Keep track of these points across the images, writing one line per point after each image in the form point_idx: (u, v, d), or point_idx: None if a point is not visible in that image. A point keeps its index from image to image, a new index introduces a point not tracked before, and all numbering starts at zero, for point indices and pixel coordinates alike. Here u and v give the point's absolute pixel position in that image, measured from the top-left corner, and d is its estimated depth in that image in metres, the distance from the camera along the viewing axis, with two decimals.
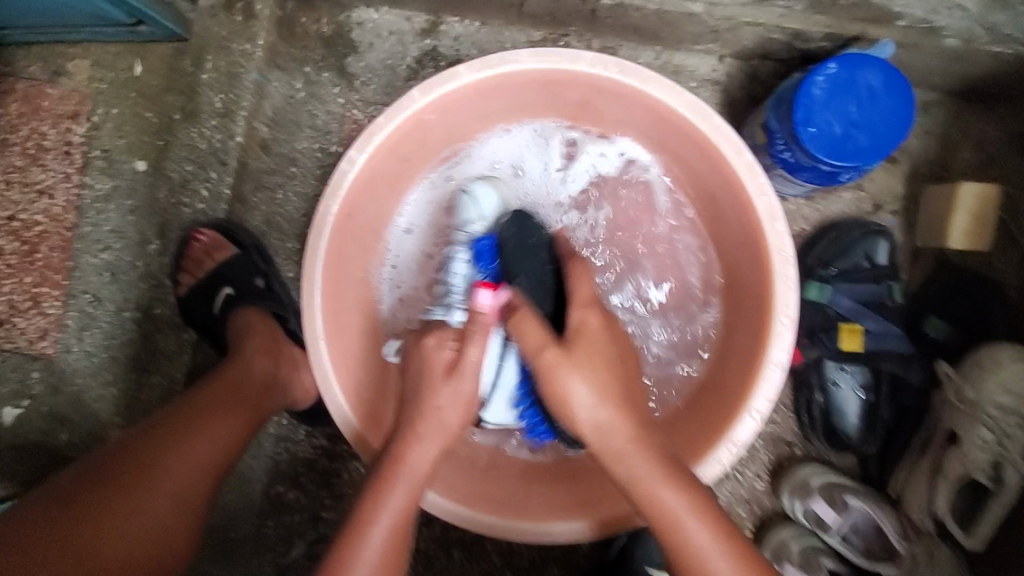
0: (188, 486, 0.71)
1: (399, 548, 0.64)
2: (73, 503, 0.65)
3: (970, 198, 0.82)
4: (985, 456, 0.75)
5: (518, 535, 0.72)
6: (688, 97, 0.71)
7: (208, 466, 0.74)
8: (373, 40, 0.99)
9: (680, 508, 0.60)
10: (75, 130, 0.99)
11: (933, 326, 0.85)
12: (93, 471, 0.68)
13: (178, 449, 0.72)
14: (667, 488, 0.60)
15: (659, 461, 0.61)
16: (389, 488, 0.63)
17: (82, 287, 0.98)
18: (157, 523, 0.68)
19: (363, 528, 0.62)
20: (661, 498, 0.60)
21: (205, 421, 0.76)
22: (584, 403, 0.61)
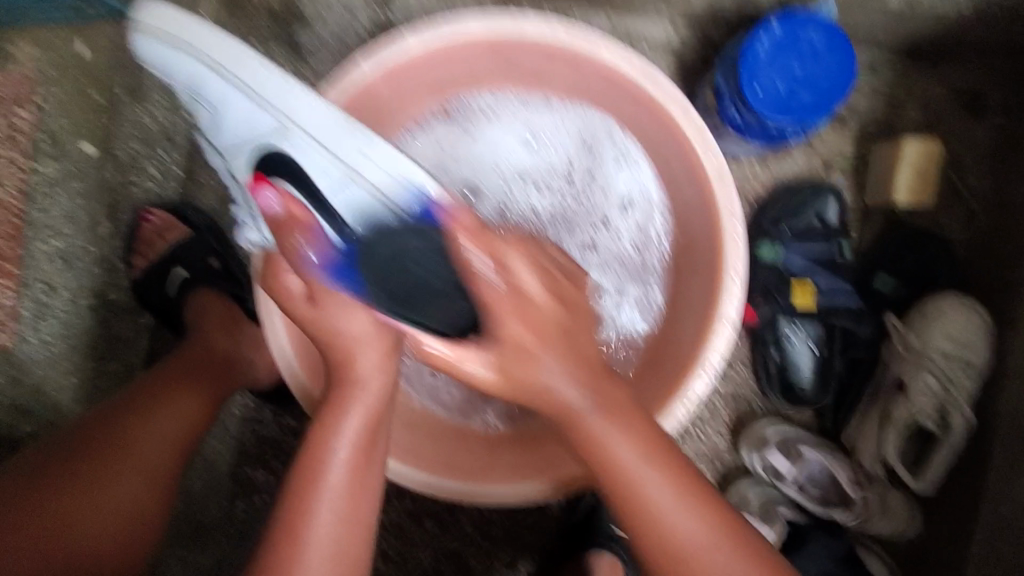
0: (155, 462, 0.72)
1: (365, 506, 0.58)
2: (51, 475, 0.66)
3: (913, 155, 0.84)
4: (932, 403, 0.79)
5: (481, 497, 0.73)
6: (637, 59, 0.70)
7: (177, 440, 0.75)
8: (321, 11, 0.97)
9: (643, 475, 0.55)
10: (17, 113, 0.91)
11: (881, 281, 0.87)
12: (66, 446, 0.69)
13: (145, 427, 0.73)
14: (619, 436, 0.55)
15: (671, 477, 0.56)
16: (341, 411, 0.59)
17: (34, 275, 0.93)
18: (133, 496, 0.69)
19: (309, 503, 0.56)
20: (639, 478, 0.55)
21: (169, 397, 0.77)
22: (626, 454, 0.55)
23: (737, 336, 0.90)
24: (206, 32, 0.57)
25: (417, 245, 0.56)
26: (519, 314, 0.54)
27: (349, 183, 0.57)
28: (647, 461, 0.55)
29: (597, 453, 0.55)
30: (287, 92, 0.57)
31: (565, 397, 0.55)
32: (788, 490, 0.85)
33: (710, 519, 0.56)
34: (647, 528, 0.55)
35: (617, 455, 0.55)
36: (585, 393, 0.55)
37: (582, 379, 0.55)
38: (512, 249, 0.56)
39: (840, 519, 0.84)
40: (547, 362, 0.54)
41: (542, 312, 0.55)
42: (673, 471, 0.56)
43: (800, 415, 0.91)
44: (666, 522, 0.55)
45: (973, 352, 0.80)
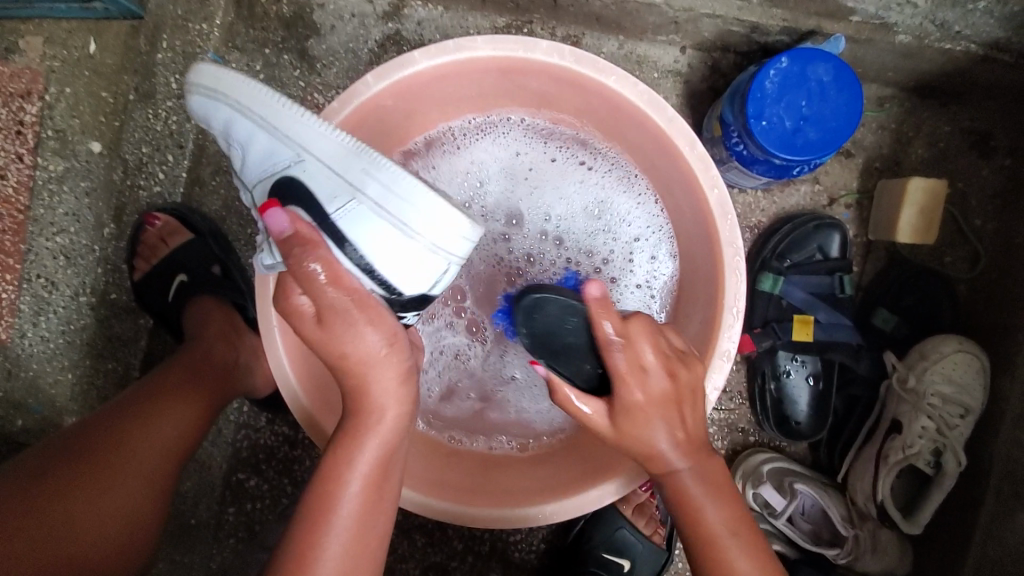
0: (152, 466, 0.72)
1: (372, 531, 0.60)
2: (50, 475, 0.65)
3: (917, 194, 0.83)
4: (927, 445, 0.79)
5: (472, 522, 0.72)
6: (642, 88, 0.71)
7: (174, 446, 0.74)
8: (335, 23, 0.97)
9: (697, 488, 0.59)
10: (27, 108, 0.95)
11: (881, 317, 0.87)
12: (65, 447, 0.68)
13: (143, 431, 0.72)
14: (687, 472, 0.59)
15: (726, 504, 0.60)
16: (357, 440, 0.59)
17: (35, 270, 0.95)
18: (127, 498, 0.69)
19: (322, 525, 0.57)
20: (706, 515, 0.59)
21: (168, 400, 0.77)
22: (662, 443, 0.58)
23: (734, 365, 0.90)
24: (254, 88, 0.56)
25: (558, 319, 0.60)
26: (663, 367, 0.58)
27: (375, 223, 0.54)
28: (698, 482, 0.60)
29: (687, 497, 0.59)
30: (315, 130, 0.56)
31: (648, 411, 0.57)
32: (780, 525, 0.84)
33: (751, 536, 0.60)
34: (689, 524, 0.60)
35: (656, 443, 0.58)
36: (686, 457, 0.59)
37: (664, 411, 0.58)
38: (603, 312, 0.57)
39: (831, 557, 0.83)
40: (656, 423, 0.58)
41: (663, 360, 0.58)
42: (733, 510, 0.60)
43: (794, 446, 0.91)
44: (702, 519, 0.59)
45: (970, 396, 0.79)
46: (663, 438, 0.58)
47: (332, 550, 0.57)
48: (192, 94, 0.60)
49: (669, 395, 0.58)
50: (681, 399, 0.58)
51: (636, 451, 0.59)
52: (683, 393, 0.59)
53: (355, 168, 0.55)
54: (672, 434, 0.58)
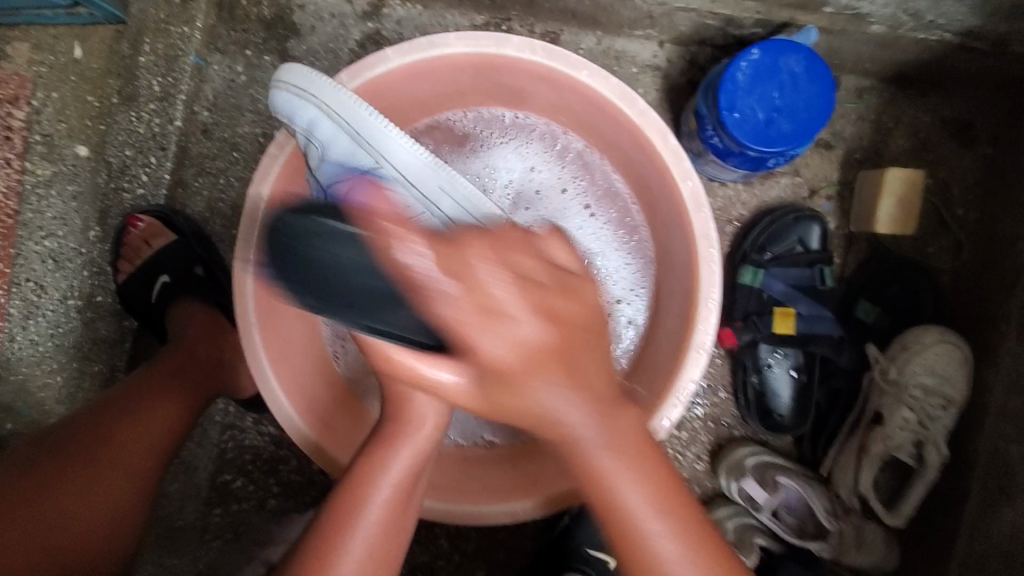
0: (138, 460, 0.73)
1: (396, 531, 0.58)
2: (37, 471, 0.66)
3: (897, 183, 0.83)
4: (908, 436, 0.79)
5: (479, 519, 0.72)
6: (613, 81, 0.71)
7: (159, 441, 0.76)
8: (314, 23, 0.98)
9: (632, 494, 0.53)
10: (14, 114, 0.95)
11: (863, 309, 0.87)
12: (52, 443, 0.69)
13: (128, 427, 0.73)
14: (628, 476, 0.53)
15: (650, 482, 0.53)
16: (394, 444, 0.58)
17: (25, 274, 0.96)
18: (110, 495, 0.69)
19: (347, 528, 0.55)
20: (630, 517, 0.53)
21: (152, 399, 0.77)
22: (557, 408, 0.49)
23: (717, 360, 0.89)
24: (341, 92, 0.57)
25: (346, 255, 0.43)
26: (527, 301, 0.45)
27: (399, 205, 0.57)
28: (622, 474, 0.53)
29: (591, 471, 0.52)
30: (422, 163, 0.58)
31: (513, 385, 0.48)
32: (763, 519, 0.84)
33: (685, 531, 0.54)
34: (618, 528, 0.53)
35: (621, 489, 0.53)
36: (585, 411, 0.50)
37: (560, 370, 0.48)
38: (517, 248, 0.48)
39: (815, 551, 0.83)
40: (551, 384, 0.48)
41: (534, 309, 0.45)
42: (664, 496, 0.54)
43: (778, 440, 0.90)
44: (629, 516, 0.53)
45: (953, 387, 0.79)
46: (557, 397, 0.49)
47: (356, 560, 0.55)
48: (279, 96, 0.60)
49: (551, 356, 0.47)
50: (593, 375, 0.51)
51: (535, 416, 0.50)
52: (592, 332, 0.50)
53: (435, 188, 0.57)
54: (573, 396, 0.49)
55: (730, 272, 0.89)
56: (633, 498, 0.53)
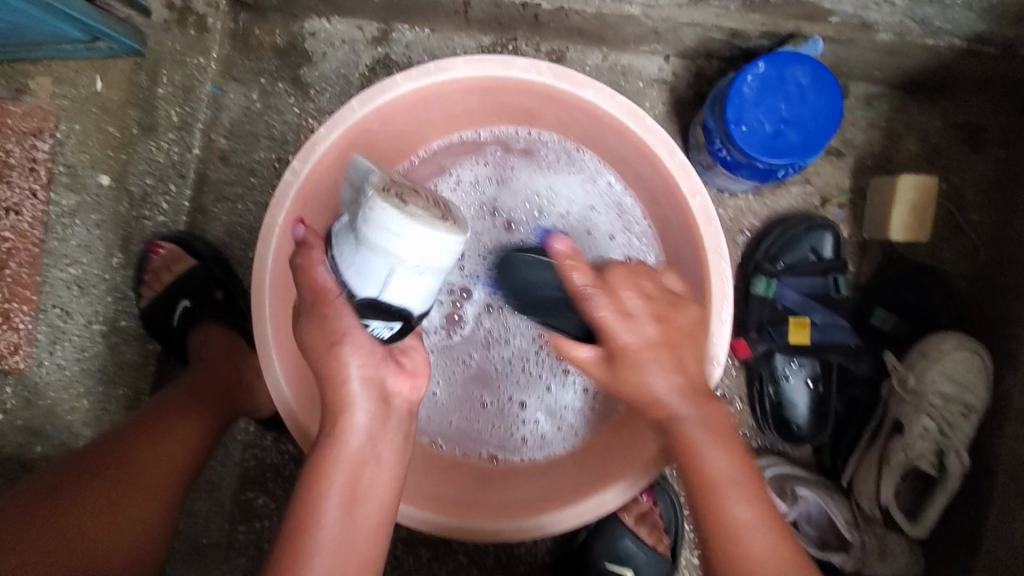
0: (161, 481, 0.74)
1: (377, 538, 0.61)
2: (65, 491, 0.68)
3: (910, 189, 0.83)
4: (927, 445, 0.78)
5: (485, 535, 0.73)
6: (619, 100, 0.72)
7: (182, 462, 0.77)
8: (326, 50, 1.00)
9: (723, 470, 0.58)
10: (39, 146, 0.98)
11: (879, 317, 0.86)
12: (79, 464, 0.71)
13: (152, 447, 0.75)
14: (716, 451, 0.58)
15: (736, 460, 0.58)
16: (331, 463, 0.60)
17: (51, 301, 0.98)
18: (134, 516, 0.70)
19: (304, 538, 0.57)
20: (728, 503, 0.57)
21: (175, 421, 0.79)
22: (660, 389, 0.59)
23: (733, 371, 0.89)
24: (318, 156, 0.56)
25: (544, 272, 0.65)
26: (647, 309, 0.59)
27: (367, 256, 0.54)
28: (722, 462, 0.58)
29: (687, 449, 0.58)
30: None
31: (628, 363, 0.59)
32: None
33: (760, 505, 0.57)
34: (715, 513, 0.57)
35: (706, 465, 0.58)
36: (687, 405, 0.59)
37: (664, 354, 0.59)
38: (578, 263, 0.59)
39: (837, 563, 0.82)
40: (658, 369, 0.59)
41: (649, 313, 0.59)
42: (744, 475, 0.58)
43: (798, 450, 0.89)
44: (722, 489, 0.57)
45: (971, 394, 0.78)
46: (662, 381, 0.59)
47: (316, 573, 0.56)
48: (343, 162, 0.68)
49: (657, 342, 0.59)
50: (678, 351, 0.60)
51: (644, 399, 0.59)
52: (679, 330, 0.60)
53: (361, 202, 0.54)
54: (670, 377, 0.59)
55: (742, 282, 0.89)
56: (748, 516, 0.57)
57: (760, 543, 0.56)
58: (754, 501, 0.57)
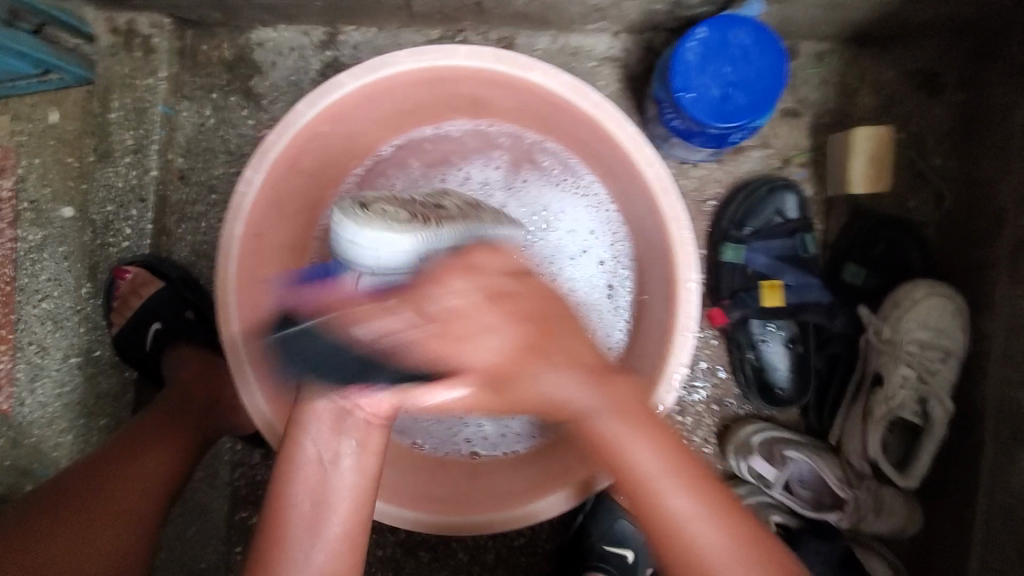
0: (132, 504, 0.73)
1: (358, 537, 0.59)
2: (32, 522, 0.67)
3: (864, 142, 0.83)
4: (910, 394, 0.78)
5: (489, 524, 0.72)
6: (565, 78, 0.71)
7: (154, 485, 0.76)
8: (275, 59, 0.99)
9: (649, 463, 0.56)
10: (0, 184, 0.96)
11: (850, 272, 0.86)
12: (47, 495, 0.70)
13: (122, 472, 0.74)
14: (637, 439, 0.57)
15: (661, 446, 0.57)
16: (296, 467, 0.59)
17: (27, 338, 0.97)
18: (114, 543, 0.69)
19: (285, 549, 0.57)
20: (652, 492, 0.56)
21: (148, 447, 0.79)
22: (559, 391, 0.57)
23: (712, 341, 0.89)
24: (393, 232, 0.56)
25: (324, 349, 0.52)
26: (498, 311, 0.56)
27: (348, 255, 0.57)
28: (640, 451, 0.57)
29: (602, 446, 0.58)
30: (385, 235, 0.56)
31: (529, 357, 0.57)
32: (776, 496, 0.83)
33: (692, 487, 0.56)
34: (644, 514, 0.56)
35: (633, 458, 0.57)
36: (592, 395, 0.58)
37: (547, 357, 0.57)
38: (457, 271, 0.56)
39: (834, 521, 0.81)
40: (542, 371, 0.57)
41: (505, 317, 0.56)
42: (673, 458, 0.57)
43: (784, 414, 0.89)
44: (639, 474, 0.56)
45: (949, 338, 0.78)
46: (558, 378, 0.57)
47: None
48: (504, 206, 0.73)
49: (522, 346, 0.56)
50: (535, 330, 0.57)
51: (553, 400, 0.58)
52: (552, 314, 0.59)
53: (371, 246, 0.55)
54: (564, 376, 0.57)
55: (711, 252, 0.88)
56: (681, 506, 0.55)
57: (699, 534, 0.54)
58: (688, 492, 0.56)
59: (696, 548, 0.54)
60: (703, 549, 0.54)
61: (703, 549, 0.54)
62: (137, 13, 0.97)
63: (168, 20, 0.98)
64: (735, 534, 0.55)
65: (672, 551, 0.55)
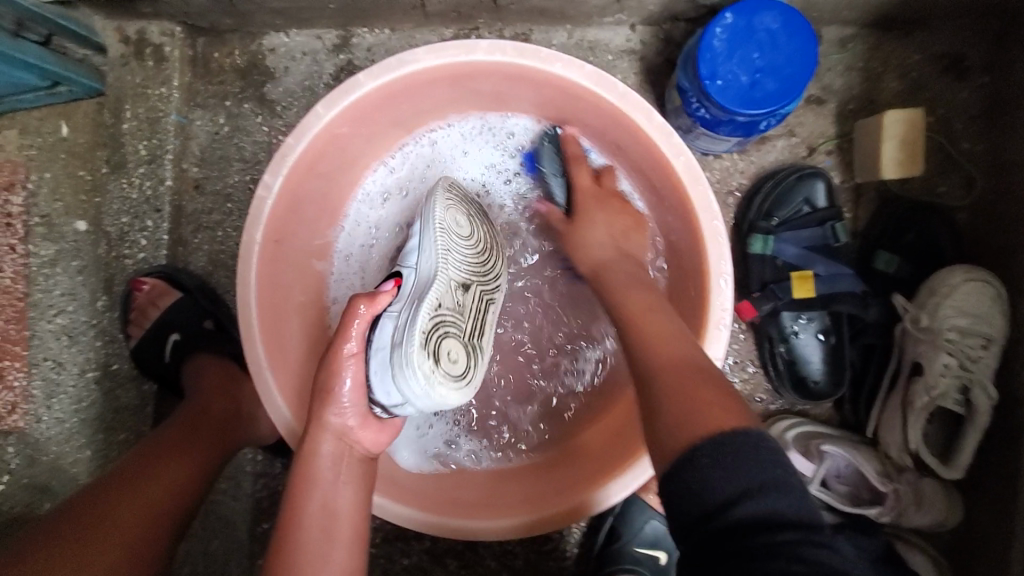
0: (141, 531, 0.69)
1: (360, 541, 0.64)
2: (40, 551, 0.64)
3: (896, 125, 0.81)
4: (954, 383, 0.75)
5: (500, 534, 0.69)
6: (591, 70, 0.69)
7: (166, 509, 0.72)
8: (288, 64, 0.98)
9: (660, 358, 0.59)
10: (12, 200, 0.94)
11: (882, 260, 0.84)
12: (57, 523, 0.67)
13: (133, 496, 0.71)
14: (652, 331, 0.61)
15: (675, 350, 0.59)
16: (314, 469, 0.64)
17: (42, 355, 0.95)
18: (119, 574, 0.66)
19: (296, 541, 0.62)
20: (657, 387, 0.57)
21: (157, 467, 0.75)
22: (604, 239, 0.73)
23: (741, 334, 0.87)
24: (392, 323, 0.61)
25: (381, 346, 0.61)
26: (616, 214, 0.74)
27: (383, 349, 0.61)
28: (659, 356, 0.59)
29: (629, 316, 0.64)
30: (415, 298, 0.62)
31: (595, 204, 0.75)
32: (814, 493, 0.80)
33: (698, 388, 0.55)
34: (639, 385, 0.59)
35: (646, 356, 0.60)
36: (610, 242, 0.72)
37: (623, 220, 0.74)
38: (588, 197, 0.76)
39: (875, 517, 0.78)
40: (594, 225, 0.74)
41: (612, 247, 0.72)
42: (692, 385, 0.55)
43: (816, 408, 0.87)
44: (649, 362, 0.59)
45: (991, 325, 0.76)
46: (596, 236, 0.73)
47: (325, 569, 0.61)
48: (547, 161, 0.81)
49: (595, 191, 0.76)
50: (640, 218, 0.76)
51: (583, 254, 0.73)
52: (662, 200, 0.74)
53: (392, 323, 0.61)
54: (603, 233, 0.73)
55: (738, 244, 0.87)
56: (665, 407, 0.55)
57: (674, 415, 0.53)
58: (680, 379, 0.56)
59: (682, 424, 0.53)
60: (683, 423, 0.53)
61: (666, 409, 0.55)
62: (148, 22, 0.96)
63: (180, 28, 0.97)
64: (699, 390, 0.54)
65: (659, 420, 0.55)
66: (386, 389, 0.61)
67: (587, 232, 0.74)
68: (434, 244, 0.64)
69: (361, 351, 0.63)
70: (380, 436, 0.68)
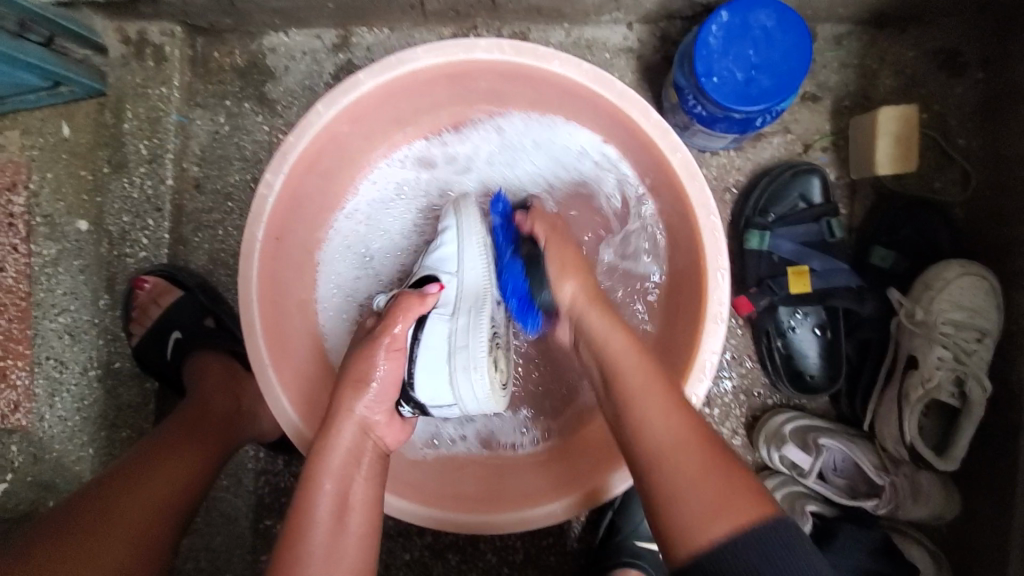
0: (142, 527, 0.70)
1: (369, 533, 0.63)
2: (41, 549, 0.64)
3: (890, 122, 0.82)
4: (948, 375, 0.76)
5: (505, 527, 0.70)
6: (589, 67, 0.70)
7: (166, 505, 0.73)
8: (287, 63, 0.99)
9: (663, 407, 0.56)
10: (15, 201, 0.97)
11: (878, 256, 0.85)
12: (59, 521, 0.67)
13: (133, 492, 0.71)
14: (653, 396, 0.57)
15: (685, 420, 0.56)
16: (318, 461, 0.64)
17: (45, 352, 0.97)
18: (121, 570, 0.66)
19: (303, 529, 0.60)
20: (658, 435, 0.55)
21: (159, 464, 0.76)
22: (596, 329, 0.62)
23: (739, 330, 0.88)
24: (454, 324, 0.67)
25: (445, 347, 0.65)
26: (578, 278, 0.66)
27: (437, 353, 0.65)
28: (673, 429, 0.55)
29: (629, 389, 0.58)
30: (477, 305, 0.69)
31: (564, 265, 0.67)
32: (812, 485, 0.81)
33: (711, 462, 0.54)
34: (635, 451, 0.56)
35: (647, 420, 0.56)
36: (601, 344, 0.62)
37: (583, 277, 0.66)
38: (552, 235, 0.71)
39: (871, 509, 0.79)
40: (573, 281, 0.66)
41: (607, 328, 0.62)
42: (709, 460, 0.54)
43: (813, 402, 0.88)
44: (652, 430, 0.55)
45: (985, 318, 0.77)
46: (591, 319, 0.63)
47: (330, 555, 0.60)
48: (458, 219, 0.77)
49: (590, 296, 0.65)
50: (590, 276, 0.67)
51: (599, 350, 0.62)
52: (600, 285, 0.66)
53: (451, 328, 0.67)
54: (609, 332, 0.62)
55: (735, 240, 0.87)
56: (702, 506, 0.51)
57: (695, 492, 0.52)
58: (680, 431, 0.55)
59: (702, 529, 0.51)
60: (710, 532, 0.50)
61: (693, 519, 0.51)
62: (148, 22, 0.97)
63: (180, 28, 0.98)
64: (709, 467, 0.53)
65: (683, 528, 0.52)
66: (434, 392, 0.66)
67: (562, 283, 0.66)
68: (481, 257, 0.74)
69: (400, 355, 0.64)
70: (401, 435, 0.69)
